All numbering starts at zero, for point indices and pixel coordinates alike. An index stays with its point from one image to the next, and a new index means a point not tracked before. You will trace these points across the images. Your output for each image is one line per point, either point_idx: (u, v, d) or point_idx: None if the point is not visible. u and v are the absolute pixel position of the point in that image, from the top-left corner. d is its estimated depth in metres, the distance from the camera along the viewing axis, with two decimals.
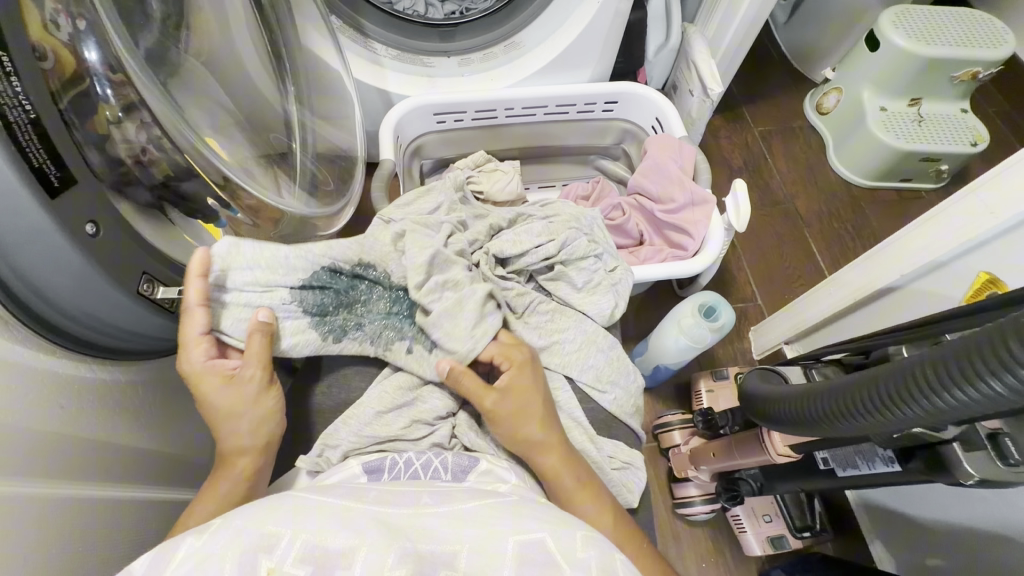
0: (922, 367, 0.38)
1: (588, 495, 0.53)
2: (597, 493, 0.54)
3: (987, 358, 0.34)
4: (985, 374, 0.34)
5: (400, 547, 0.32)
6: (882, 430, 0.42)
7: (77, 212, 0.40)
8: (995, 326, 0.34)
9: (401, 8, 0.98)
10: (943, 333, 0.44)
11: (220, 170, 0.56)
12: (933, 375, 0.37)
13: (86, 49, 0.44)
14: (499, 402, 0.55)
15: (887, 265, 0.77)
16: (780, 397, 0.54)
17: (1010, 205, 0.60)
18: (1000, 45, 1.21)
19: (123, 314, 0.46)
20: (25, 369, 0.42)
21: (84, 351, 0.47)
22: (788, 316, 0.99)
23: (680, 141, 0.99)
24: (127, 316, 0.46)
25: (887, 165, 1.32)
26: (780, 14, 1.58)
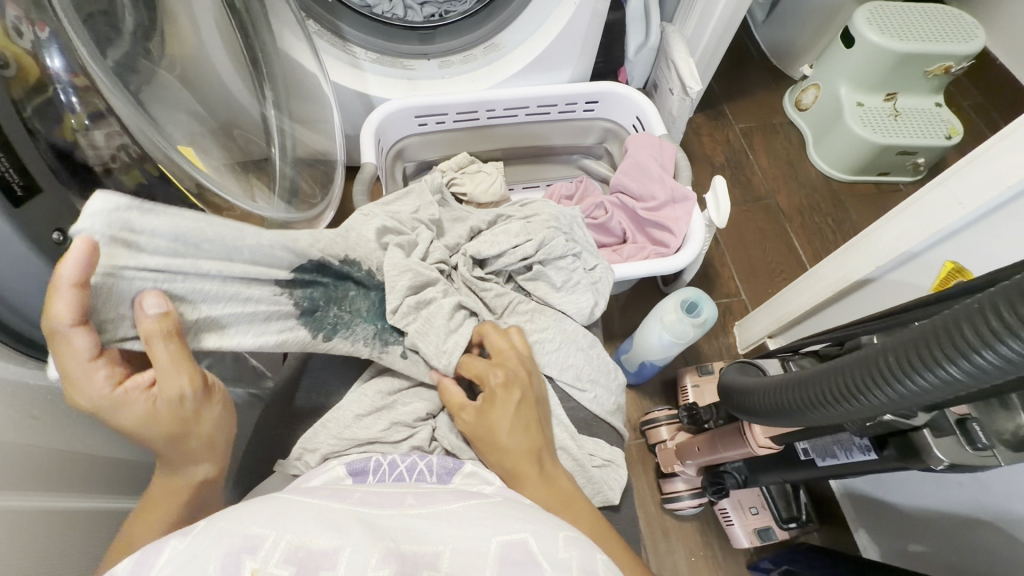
0: (888, 354, 0.38)
1: (570, 510, 0.50)
2: (581, 507, 0.51)
3: (947, 343, 0.34)
4: (944, 358, 0.35)
5: (383, 545, 0.32)
6: (853, 417, 0.43)
7: (42, 220, 0.40)
8: (954, 311, 0.35)
9: (381, 12, 0.99)
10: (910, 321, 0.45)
11: None
12: (896, 361, 0.38)
13: (49, 56, 0.43)
14: (472, 418, 0.56)
15: (863, 256, 0.78)
16: (757, 388, 0.55)
17: (976, 196, 0.61)
18: (971, 39, 1.23)
19: None
20: None
21: (56, 361, 0.47)
22: (770, 310, 1.00)
23: (660, 139, 1.00)
24: None
25: (865, 159, 1.34)
26: (758, 13, 1.61)
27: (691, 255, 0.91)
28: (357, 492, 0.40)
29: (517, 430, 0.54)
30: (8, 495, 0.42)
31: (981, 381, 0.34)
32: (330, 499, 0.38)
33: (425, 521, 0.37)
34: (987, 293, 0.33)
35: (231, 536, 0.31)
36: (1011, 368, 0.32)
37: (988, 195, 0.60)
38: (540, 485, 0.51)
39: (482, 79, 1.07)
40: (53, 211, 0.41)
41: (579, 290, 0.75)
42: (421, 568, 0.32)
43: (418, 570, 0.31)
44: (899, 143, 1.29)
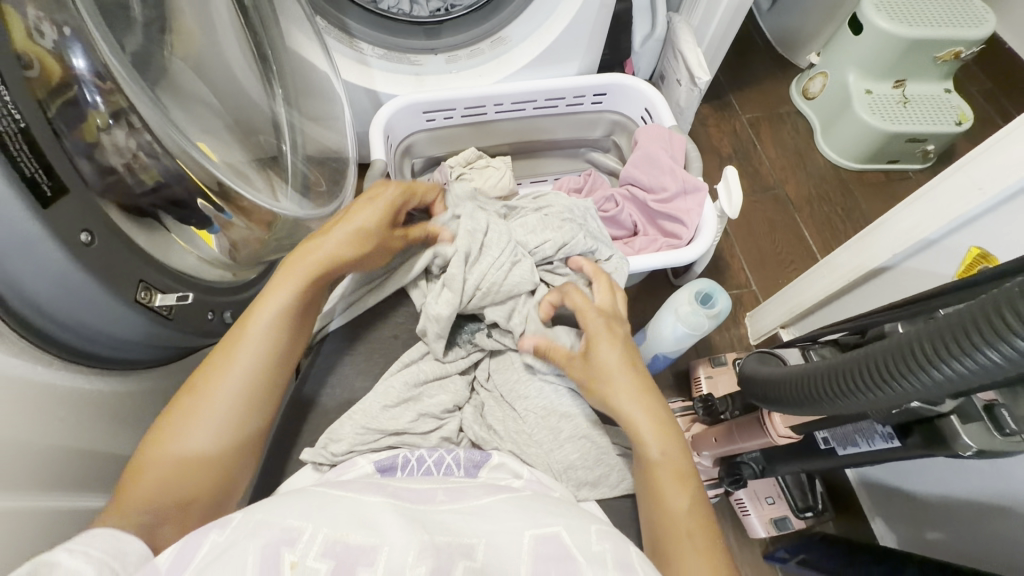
0: (922, 340, 0.38)
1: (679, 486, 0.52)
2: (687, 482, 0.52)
3: (983, 328, 0.34)
4: (983, 342, 0.34)
5: (421, 538, 0.32)
6: (883, 406, 0.43)
7: (69, 222, 0.40)
8: (990, 296, 0.35)
9: (386, 6, 0.98)
10: (938, 308, 0.45)
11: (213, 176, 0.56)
12: (932, 347, 0.38)
13: (73, 56, 0.43)
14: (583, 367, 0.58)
15: (878, 245, 0.78)
16: (782, 377, 0.54)
17: (995, 181, 0.61)
18: (981, 23, 1.22)
19: (120, 323, 0.45)
20: (23, 381, 0.42)
21: (84, 362, 0.47)
22: (783, 300, 1.00)
23: (670, 131, 1.00)
24: (125, 325, 0.46)
25: (874, 146, 1.33)
26: (763, 1, 1.59)
27: (703, 248, 0.91)
28: (391, 484, 0.40)
29: (625, 372, 0.56)
30: (22, 495, 0.42)
31: (1021, 365, 0.34)
32: (367, 490, 0.38)
33: (459, 513, 0.37)
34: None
35: (269, 528, 0.32)
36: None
37: (1010, 180, 0.59)
38: (654, 426, 0.54)
39: (490, 72, 1.06)
40: (80, 212, 0.41)
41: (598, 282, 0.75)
42: (459, 559, 0.32)
43: (453, 563, 0.32)
44: (909, 130, 1.28)
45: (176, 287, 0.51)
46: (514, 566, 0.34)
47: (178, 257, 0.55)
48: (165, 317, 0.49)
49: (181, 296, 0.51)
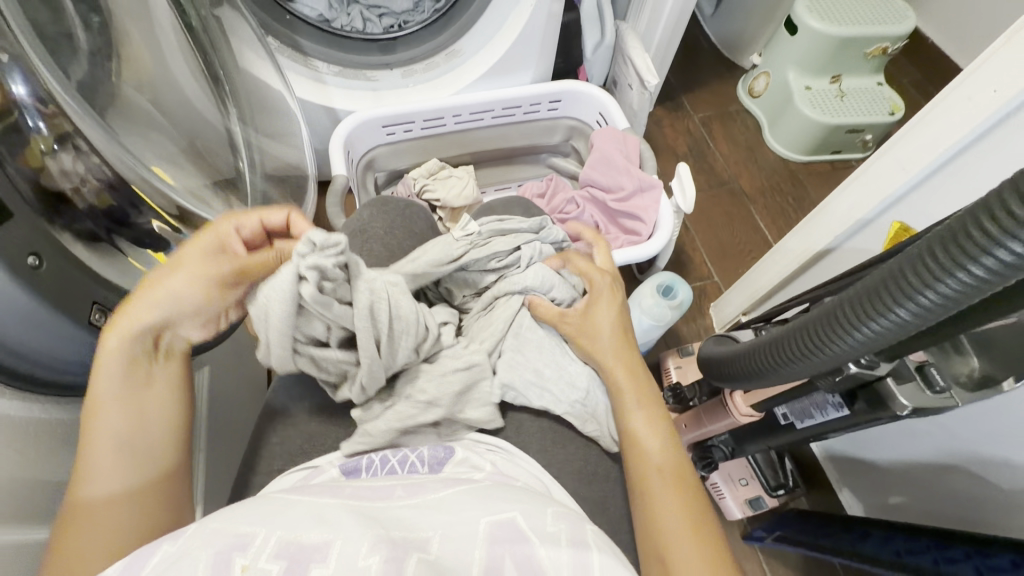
0: (844, 306, 0.42)
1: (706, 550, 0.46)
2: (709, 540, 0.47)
3: (891, 290, 0.38)
4: (894, 303, 0.38)
5: (374, 535, 0.33)
6: (821, 370, 0.46)
7: (15, 246, 0.40)
8: (894, 261, 0.39)
9: (339, 25, 1.01)
10: None
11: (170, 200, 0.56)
12: (855, 312, 0.41)
13: (12, 82, 0.43)
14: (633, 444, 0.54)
15: (821, 229, 0.82)
16: (735, 355, 0.57)
17: (918, 162, 0.66)
18: (903, 20, 1.31)
19: (76, 348, 0.45)
20: None
21: (41, 390, 0.47)
22: (743, 288, 1.04)
23: (623, 132, 1.04)
24: (81, 349, 0.46)
25: (817, 139, 1.41)
26: (707, 7, 1.68)
27: (661, 243, 0.95)
28: (349, 485, 0.41)
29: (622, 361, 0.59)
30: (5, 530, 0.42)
31: (926, 321, 0.37)
32: (324, 494, 0.39)
33: (417, 510, 0.37)
34: (923, 240, 0.37)
35: (220, 540, 0.32)
36: (950, 307, 0.35)
37: (929, 159, 0.64)
38: (650, 425, 0.54)
39: (446, 85, 1.08)
40: (27, 237, 0.41)
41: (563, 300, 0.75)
42: (413, 551, 0.33)
43: (408, 553, 0.32)
44: (848, 121, 1.36)
45: None
46: (467, 557, 0.34)
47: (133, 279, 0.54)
48: None
49: None
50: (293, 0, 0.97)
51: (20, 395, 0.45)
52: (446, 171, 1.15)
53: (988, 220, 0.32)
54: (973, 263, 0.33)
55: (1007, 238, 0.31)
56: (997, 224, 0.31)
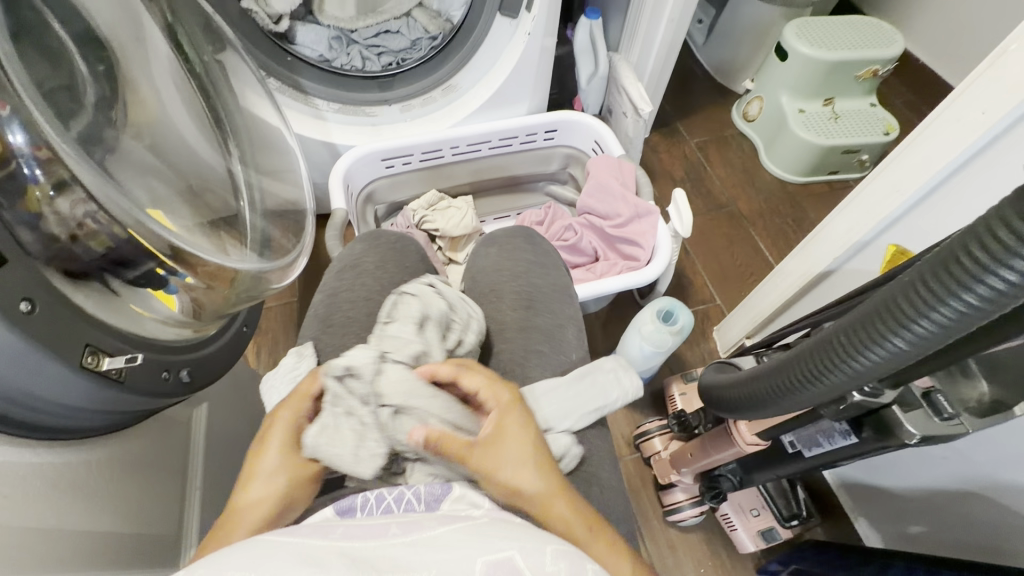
0: (840, 335, 0.41)
1: None
2: None
3: (885, 318, 0.37)
4: (890, 332, 0.37)
5: None
6: (823, 400, 0.45)
7: (10, 291, 0.40)
8: (887, 288, 0.38)
9: (339, 64, 1.04)
10: None
11: (166, 241, 0.58)
12: (852, 340, 0.40)
13: (11, 133, 0.44)
14: None
15: (820, 251, 0.82)
16: (736, 382, 0.56)
17: (911, 183, 0.66)
18: (892, 43, 1.34)
19: (67, 390, 0.45)
20: None
21: (34, 432, 0.47)
22: (745, 311, 1.03)
23: (619, 160, 1.05)
24: (72, 392, 0.45)
25: (814, 160, 1.42)
26: (698, 37, 1.72)
27: (660, 268, 0.95)
28: (340, 525, 0.40)
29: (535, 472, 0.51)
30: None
31: (923, 349, 0.36)
32: (314, 535, 0.38)
33: (408, 548, 0.36)
34: (915, 267, 0.36)
35: None
36: (946, 335, 0.35)
37: (923, 180, 0.64)
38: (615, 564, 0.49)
39: (443, 119, 1.11)
40: (22, 282, 0.41)
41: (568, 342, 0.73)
42: None
43: None
44: (843, 142, 1.37)
45: (126, 349, 0.50)
46: None
47: (131, 320, 0.54)
48: (114, 380, 0.48)
49: (131, 357, 0.50)
50: (295, 43, 1.01)
51: (12, 439, 0.45)
52: (445, 201, 1.16)
53: (977, 247, 0.31)
54: (967, 291, 0.32)
55: (1000, 265, 0.30)
56: (988, 251, 0.31)
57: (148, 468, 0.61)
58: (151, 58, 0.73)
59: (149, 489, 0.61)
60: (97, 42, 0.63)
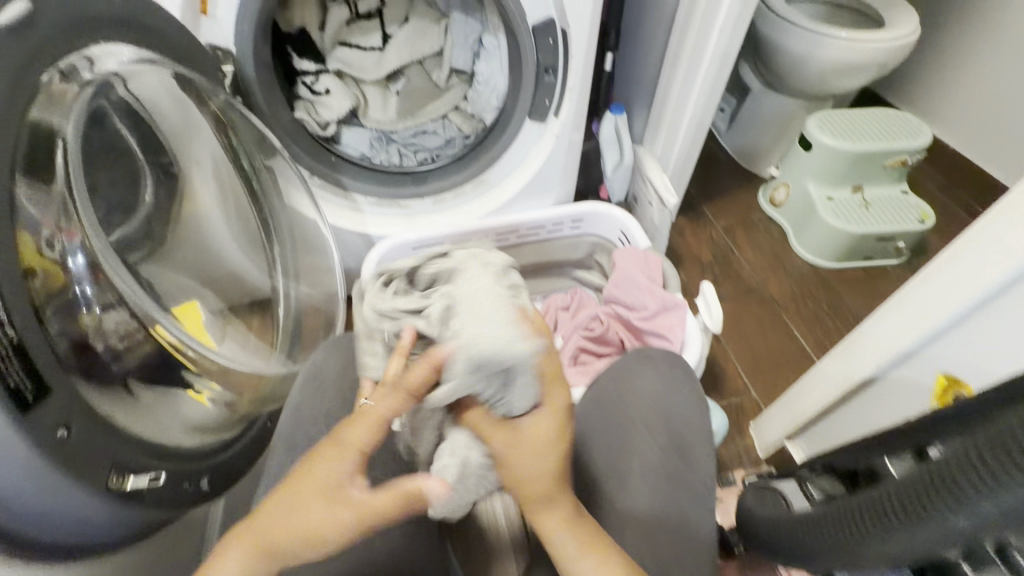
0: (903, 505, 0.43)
1: None
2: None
3: (947, 496, 0.40)
4: (961, 499, 0.39)
5: None
6: (888, 562, 0.46)
7: (49, 420, 0.41)
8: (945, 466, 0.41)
9: (379, 161, 1.13)
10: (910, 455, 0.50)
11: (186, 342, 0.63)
12: (916, 493, 0.43)
13: (71, 257, 0.51)
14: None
15: (862, 357, 0.78)
16: (789, 524, 0.57)
17: (954, 297, 0.63)
18: (918, 135, 1.35)
19: (87, 513, 0.45)
20: None
21: (48, 554, 0.46)
22: (785, 411, 0.97)
23: (645, 252, 1.06)
24: (90, 515, 0.45)
25: (847, 246, 1.39)
26: (721, 125, 1.78)
27: (691, 365, 0.93)
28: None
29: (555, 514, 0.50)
30: None
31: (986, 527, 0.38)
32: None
33: None
34: (966, 438, 0.41)
35: None
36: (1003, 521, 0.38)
37: (968, 295, 0.62)
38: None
39: (472, 210, 1.15)
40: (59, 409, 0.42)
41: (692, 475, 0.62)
42: None
43: None
44: (876, 230, 1.35)
45: (150, 464, 0.51)
46: None
47: (156, 430, 0.55)
48: (137, 498, 0.49)
49: (154, 474, 0.51)
50: (340, 142, 1.09)
51: (25, 562, 0.44)
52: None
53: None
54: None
55: None
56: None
57: None
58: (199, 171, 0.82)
59: None
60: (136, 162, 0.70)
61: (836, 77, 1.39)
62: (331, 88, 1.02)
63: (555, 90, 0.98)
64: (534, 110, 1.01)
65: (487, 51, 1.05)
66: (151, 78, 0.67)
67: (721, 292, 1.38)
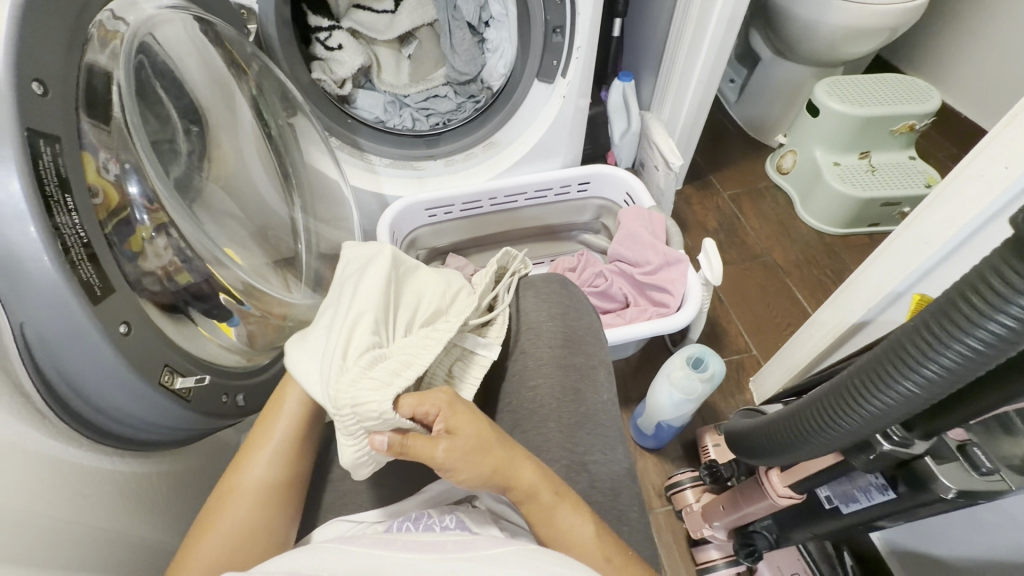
0: (874, 368, 0.47)
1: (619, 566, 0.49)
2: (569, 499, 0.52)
3: (929, 336, 0.41)
4: (960, 331, 0.39)
5: None
6: (847, 434, 0.51)
7: (114, 316, 0.44)
8: (953, 287, 0.40)
9: (392, 124, 1.14)
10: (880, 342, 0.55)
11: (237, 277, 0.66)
12: (881, 365, 0.46)
13: (129, 184, 0.53)
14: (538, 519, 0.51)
15: (852, 305, 0.80)
16: (787, 418, 0.59)
17: (940, 235, 0.65)
18: (926, 99, 1.36)
19: (146, 431, 0.50)
20: (74, 467, 0.45)
21: (129, 444, 0.51)
22: (780, 363, 1.01)
23: (649, 211, 1.10)
24: (163, 416, 0.49)
25: (852, 212, 1.41)
26: (730, 94, 1.78)
27: (690, 311, 0.96)
28: (400, 538, 0.44)
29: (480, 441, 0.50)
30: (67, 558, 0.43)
31: (933, 391, 0.43)
32: (377, 546, 0.43)
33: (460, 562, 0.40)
34: (957, 281, 0.40)
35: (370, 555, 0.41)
36: (948, 380, 0.41)
37: (948, 235, 0.64)
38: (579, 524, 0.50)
39: (484, 171, 1.19)
40: (124, 307, 0.45)
41: (601, 383, 0.66)
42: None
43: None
44: (880, 194, 1.37)
45: (225, 387, 0.58)
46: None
47: (224, 355, 0.62)
48: (213, 413, 0.56)
49: (235, 389, 0.59)
50: (354, 106, 1.12)
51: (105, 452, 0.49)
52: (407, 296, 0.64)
53: (994, 283, 0.36)
54: (1005, 309, 0.36)
55: (1022, 290, 0.35)
56: (1002, 285, 0.36)
57: (196, 480, 0.63)
58: (236, 111, 0.85)
59: (194, 501, 0.62)
60: (196, 106, 0.76)
61: (848, 42, 1.39)
62: (344, 44, 1.05)
63: (564, 48, 1.01)
64: (543, 71, 1.04)
65: (498, 20, 1.07)
66: (177, 25, 0.69)
67: (725, 257, 1.41)
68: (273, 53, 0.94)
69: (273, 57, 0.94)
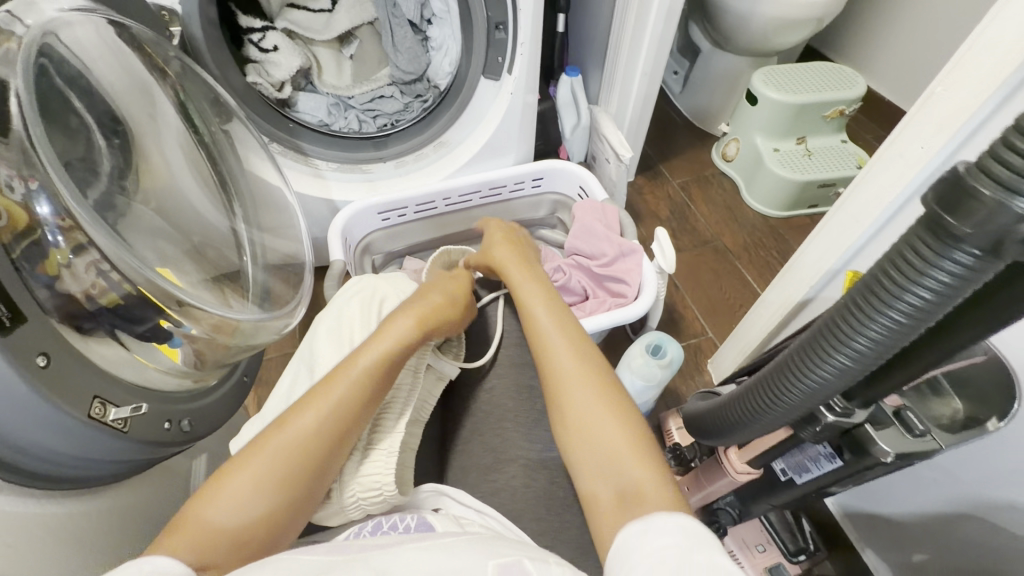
0: (811, 344, 0.49)
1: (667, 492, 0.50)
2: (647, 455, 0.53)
3: (858, 311, 0.43)
4: (885, 304, 0.41)
5: None
6: (794, 408, 0.53)
7: (26, 348, 0.40)
8: (877, 262, 0.43)
9: (337, 127, 1.10)
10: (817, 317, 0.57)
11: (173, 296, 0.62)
12: (818, 342, 0.48)
13: (38, 204, 0.49)
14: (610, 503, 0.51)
15: (796, 284, 0.84)
16: (738, 398, 0.61)
17: (870, 213, 0.69)
18: (853, 85, 1.44)
19: (79, 469, 0.46)
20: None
21: (59, 485, 0.47)
22: (734, 343, 1.05)
23: (602, 204, 1.11)
24: (96, 450, 0.46)
25: (793, 195, 1.48)
26: (674, 85, 1.83)
27: (646, 301, 0.98)
28: (355, 542, 0.45)
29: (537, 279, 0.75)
30: None
31: (865, 362, 0.45)
32: (331, 552, 0.43)
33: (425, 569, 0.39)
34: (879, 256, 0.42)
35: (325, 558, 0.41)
36: (878, 349, 0.44)
37: (877, 212, 0.68)
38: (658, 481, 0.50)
39: (435, 172, 1.17)
40: (37, 337, 0.41)
41: None
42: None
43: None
44: (817, 176, 1.45)
45: (166, 414, 0.55)
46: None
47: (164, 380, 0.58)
48: (155, 443, 0.52)
49: (178, 415, 0.56)
50: (295, 110, 1.08)
51: (36, 494, 0.45)
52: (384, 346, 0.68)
53: (911, 256, 0.39)
54: (923, 280, 0.38)
55: (936, 262, 0.37)
56: (917, 259, 0.38)
57: (144, 517, 0.59)
58: (159, 119, 0.80)
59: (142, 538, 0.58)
60: (115, 115, 0.71)
61: (779, 33, 1.45)
62: (279, 45, 1.01)
63: (508, 44, 1.00)
64: (488, 68, 1.04)
65: (439, 17, 1.05)
66: (89, 29, 0.65)
67: (677, 244, 1.45)
68: (200, 57, 0.89)
69: (201, 61, 0.90)
